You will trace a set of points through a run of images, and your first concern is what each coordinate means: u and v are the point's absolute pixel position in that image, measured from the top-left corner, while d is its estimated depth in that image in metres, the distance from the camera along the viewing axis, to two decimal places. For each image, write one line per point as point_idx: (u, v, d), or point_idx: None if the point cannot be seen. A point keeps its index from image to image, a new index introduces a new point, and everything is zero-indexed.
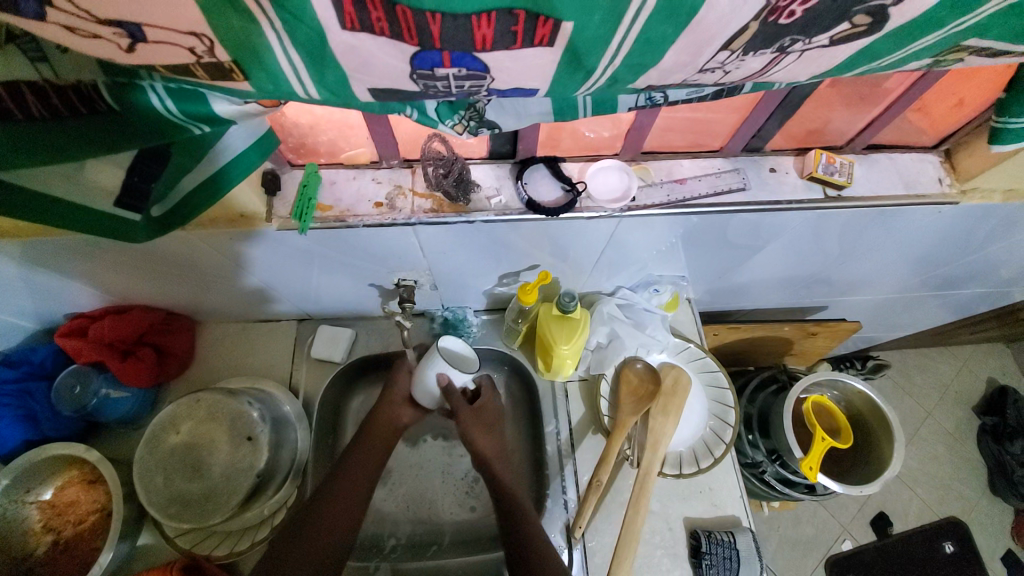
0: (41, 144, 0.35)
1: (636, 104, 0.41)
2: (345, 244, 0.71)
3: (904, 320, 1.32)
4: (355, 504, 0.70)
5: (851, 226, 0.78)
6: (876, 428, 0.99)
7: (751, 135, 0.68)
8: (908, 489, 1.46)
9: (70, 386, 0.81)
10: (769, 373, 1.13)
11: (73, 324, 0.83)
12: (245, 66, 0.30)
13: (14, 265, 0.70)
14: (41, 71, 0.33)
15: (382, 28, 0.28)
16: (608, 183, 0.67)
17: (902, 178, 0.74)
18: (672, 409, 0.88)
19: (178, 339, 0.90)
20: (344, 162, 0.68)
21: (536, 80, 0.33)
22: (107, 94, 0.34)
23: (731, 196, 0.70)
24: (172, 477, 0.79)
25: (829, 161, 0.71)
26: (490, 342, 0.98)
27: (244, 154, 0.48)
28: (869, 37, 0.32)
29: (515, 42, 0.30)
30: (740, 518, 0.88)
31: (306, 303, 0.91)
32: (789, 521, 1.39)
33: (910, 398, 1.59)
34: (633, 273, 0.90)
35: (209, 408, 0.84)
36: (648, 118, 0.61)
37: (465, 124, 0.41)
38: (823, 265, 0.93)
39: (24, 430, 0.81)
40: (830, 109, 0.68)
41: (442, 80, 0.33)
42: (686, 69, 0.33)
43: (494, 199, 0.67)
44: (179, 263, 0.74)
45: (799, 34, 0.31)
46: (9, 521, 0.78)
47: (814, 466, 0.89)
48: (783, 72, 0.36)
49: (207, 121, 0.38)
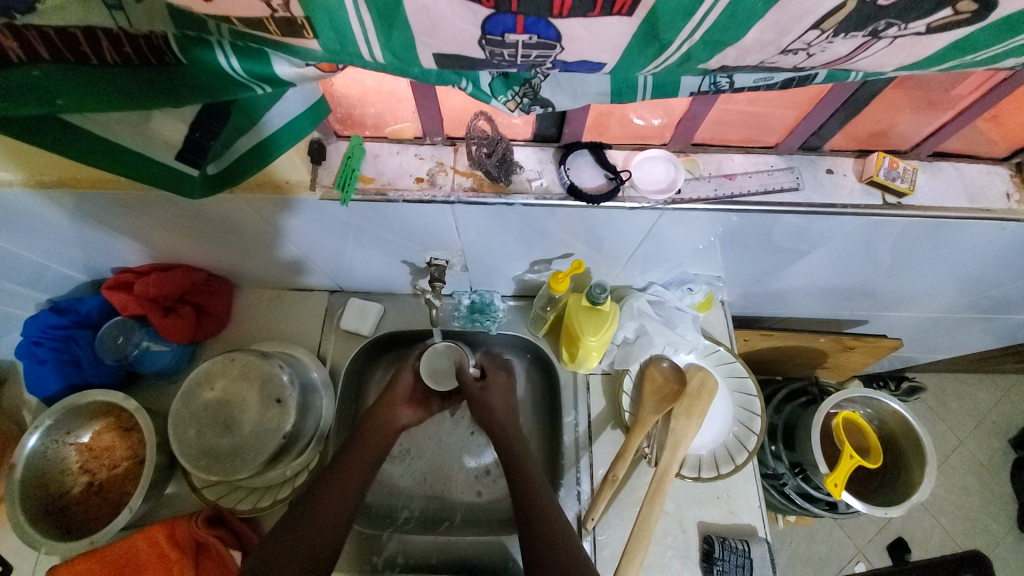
0: (112, 89, 0.36)
1: (698, 89, 0.40)
2: (383, 218, 0.71)
3: (948, 342, 1.26)
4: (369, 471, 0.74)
5: (905, 237, 0.73)
6: (908, 452, 0.95)
7: (811, 132, 0.65)
8: (931, 518, 1.40)
9: (113, 337, 0.87)
10: (799, 385, 1.09)
11: (121, 278, 0.87)
12: (316, 22, 0.30)
13: (67, 218, 0.74)
14: (116, 19, 0.33)
15: None
16: (653, 174, 0.66)
17: (968, 190, 0.69)
18: (696, 411, 0.86)
19: (217, 301, 0.93)
20: (388, 136, 0.68)
21: (606, 54, 0.32)
22: (176, 46, 0.34)
23: (782, 196, 0.67)
24: (204, 430, 0.82)
25: (891, 165, 0.67)
26: (516, 329, 0.97)
27: (296, 120, 0.49)
28: (969, 27, 0.30)
29: (594, 9, 0.28)
30: (757, 528, 0.86)
31: (339, 276, 0.93)
32: (802, 537, 1.35)
33: (943, 424, 1.52)
34: (667, 270, 0.88)
35: (242, 367, 0.86)
36: (703, 107, 0.59)
37: (518, 100, 0.40)
38: (869, 277, 0.89)
39: (65, 375, 0.87)
40: (898, 111, 0.64)
41: (510, 48, 0.32)
42: (767, 50, 0.32)
43: (535, 181, 0.66)
44: (223, 226, 0.76)
45: (894, 18, 0.29)
46: (49, 459, 0.82)
47: (840, 483, 0.86)
48: (869, 60, 0.33)
49: (269, 82, 0.38)
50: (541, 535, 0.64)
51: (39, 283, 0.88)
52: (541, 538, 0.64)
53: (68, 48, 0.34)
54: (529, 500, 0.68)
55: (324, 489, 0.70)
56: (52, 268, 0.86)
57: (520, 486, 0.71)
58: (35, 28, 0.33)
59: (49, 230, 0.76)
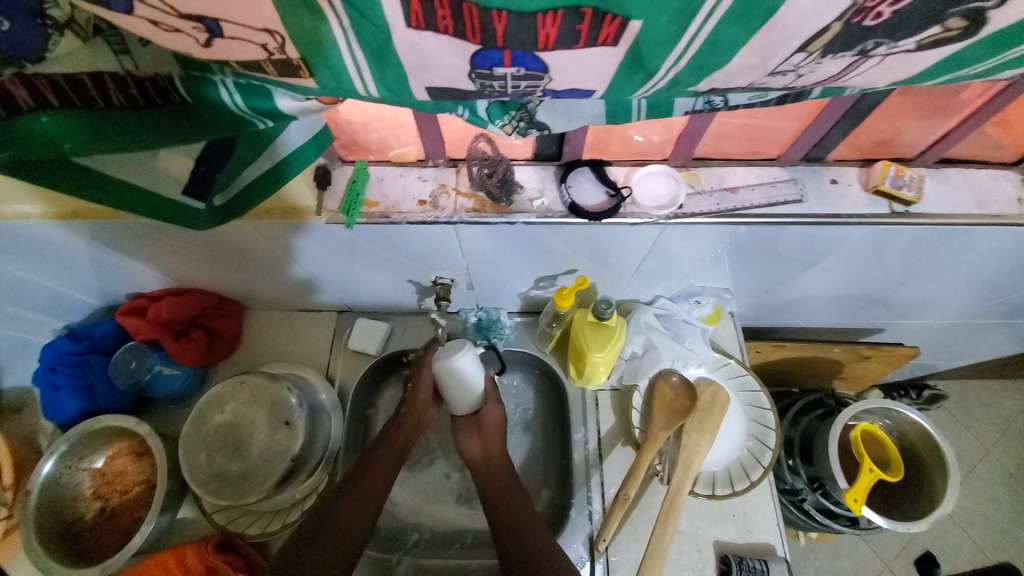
0: (117, 130, 0.38)
1: (694, 109, 0.40)
2: (388, 240, 0.72)
3: (967, 348, 1.22)
4: (375, 495, 0.73)
5: (915, 244, 0.72)
6: (930, 463, 0.92)
7: (812, 143, 0.65)
8: (961, 531, 1.35)
9: (126, 361, 0.87)
10: (816, 396, 1.07)
11: (134, 303, 0.88)
12: (311, 63, 0.31)
13: (84, 245, 0.76)
14: (123, 63, 0.35)
15: (446, 26, 0.28)
16: (654, 189, 0.66)
17: (976, 195, 0.68)
18: (708, 427, 0.84)
19: (228, 324, 0.94)
20: (392, 159, 0.69)
21: (595, 81, 0.33)
22: (181, 85, 0.36)
23: (786, 208, 0.66)
24: (214, 455, 0.83)
25: (896, 173, 0.66)
26: (523, 345, 0.97)
27: (300, 150, 0.50)
28: (960, 43, 0.30)
29: (578, 41, 0.29)
30: (775, 548, 0.84)
31: (347, 295, 0.94)
32: (826, 555, 1.30)
33: (968, 433, 1.47)
34: (674, 283, 0.87)
35: (252, 391, 0.87)
36: (702, 122, 0.59)
37: (515, 124, 0.41)
38: (880, 286, 0.88)
39: (81, 401, 0.88)
40: (900, 119, 0.63)
41: (499, 80, 0.32)
42: (755, 72, 0.32)
43: (536, 201, 0.66)
44: (232, 251, 0.78)
45: (883, 37, 0.29)
46: (63, 484, 0.83)
47: (860, 499, 0.83)
48: (861, 77, 0.33)
49: (271, 116, 0.40)
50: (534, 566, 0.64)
51: (57, 310, 0.90)
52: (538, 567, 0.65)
53: (77, 94, 0.35)
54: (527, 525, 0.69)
55: (340, 508, 0.70)
56: (69, 295, 0.88)
57: (513, 513, 0.71)
58: (44, 76, 0.34)
59: (66, 258, 0.78)
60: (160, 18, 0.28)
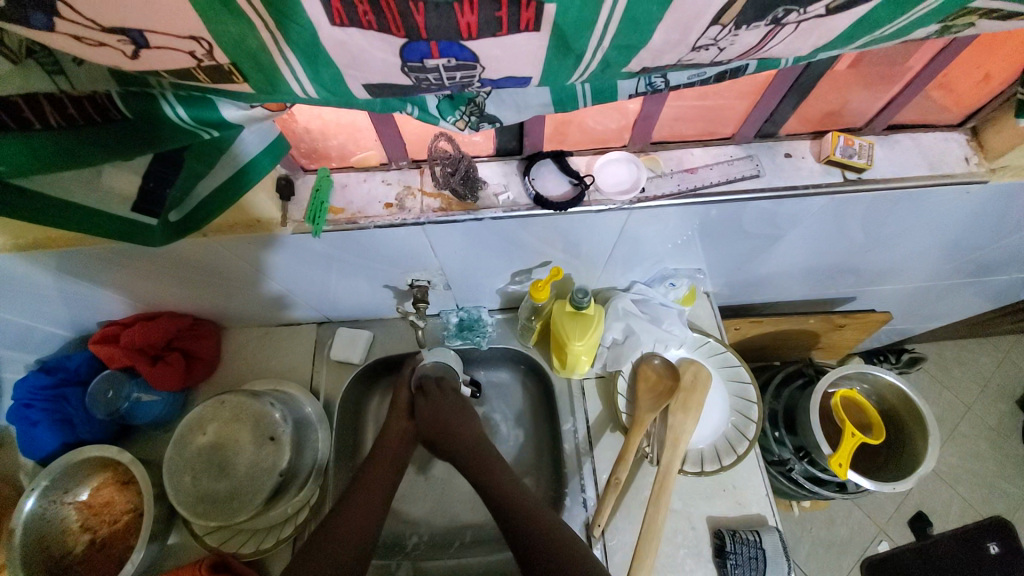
0: (62, 151, 0.37)
1: (636, 91, 0.41)
2: (359, 246, 0.72)
3: (938, 309, 1.26)
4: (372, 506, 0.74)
5: (874, 210, 0.74)
6: (909, 422, 0.95)
7: (764, 119, 0.67)
8: (948, 487, 1.39)
9: (102, 392, 0.84)
10: (795, 367, 1.09)
11: (106, 331, 0.87)
12: (243, 68, 0.31)
13: (48, 275, 0.74)
14: (58, 84, 0.35)
15: (369, 22, 0.28)
16: (616, 175, 0.67)
17: (925, 158, 0.71)
18: (692, 405, 0.86)
19: (206, 344, 0.93)
20: (354, 165, 0.69)
21: (528, 67, 0.33)
22: (122, 103, 0.36)
23: (746, 183, 0.68)
24: (199, 476, 0.82)
25: (847, 143, 0.68)
26: (506, 342, 0.97)
27: (257, 159, 0.50)
28: (868, 4, 0.31)
29: (501, 29, 0.29)
30: (767, 517, 0.86)
31: (325, 306, 0.93)
32: (822, 522, 1.33)
33: (948, 392, 1.52)
34: (648, 267, 0.89)
35: (233, 409, 0.86)
36: (655, 106, 0.61)
37: (466, 120, 0.42)
38: (847, 254, 0.90)
39: (61, 434, 0.86)
40: (846, 90, 0.66)
41: (433, 72, 0.33)
42: (679, 48, 0.33)
43: (502, 195, 0.67)
44: (204, 271, 0.77)
45: (791, 5, 0.30)
46: (49, 520, 0.80)
47: (844, 462, 0.85)
48: (782, 46, 0.34)
49: (216, 126, 0.40)
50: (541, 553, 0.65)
51: (25, 345, 0.88)
52: (550, 556, 0.65)
53: (10, 115, 0.35)
54: (524, 509, 0.70)
55: (341, 517, 0.72)
56: (38, 329, 0.86)
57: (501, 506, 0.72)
58: None
59: (29, 292, 0.76)
60: (82, 33, 0.28)
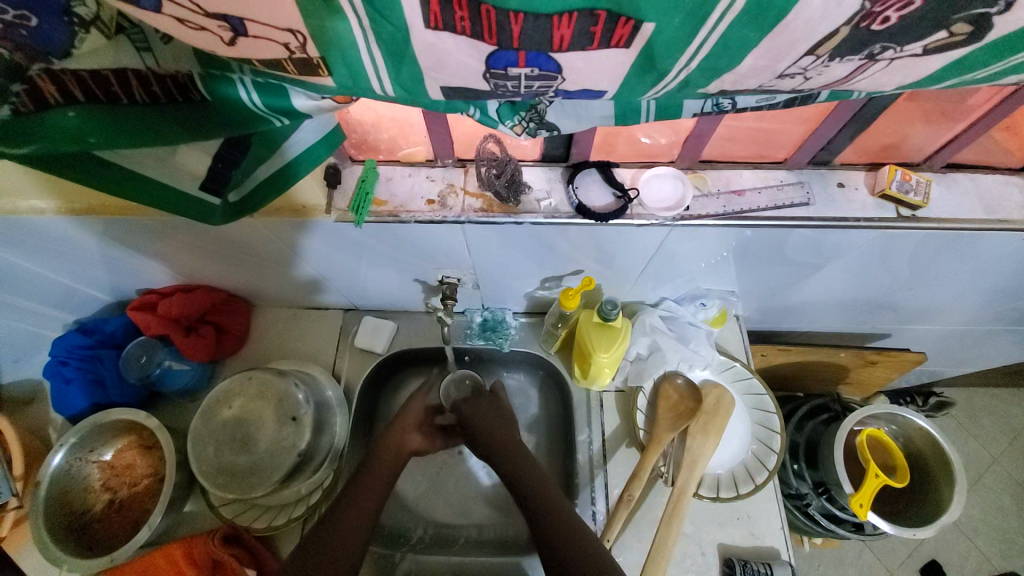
0: (145, 125, 0.39)
1: (702, 111, 0.41)
2: (396, 239, 0.73)
3: (976, 354, 1.21)
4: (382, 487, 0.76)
5: (924, 249, 0.72)
6: (936, 469, 0.91)
7: (820, 147, 0.65)
8: (966, 540, 1.34)
9: (136, 356, 0.89)
10: (820, 401, 1.06)
11: (145, 299, 0.90)
12: (331, 62, 0.32)
13: (99, 240, 0.76)
14: (145, 60, 0.36)
15: (463, 27, 0.29)
16: (661, 191, 0.66)
17: (984, 200, 0.68)
18: (712, 429, 0.84)
19: (237, 320, 0.96)
20: (401, 159, 0.70)
21: (607, 82, 0.33)
22: (201, 84, 0.38)
23: (792, 211, 0.67)
24: (222, 448, 0.84)
25: (904, 177, 0.66)
26: (528, 346, 0.97)
27: (312, 147, 0.52)
28: (966, 48, 0.30)
29: (592, 43, 0.29)
30: (779, 551, 0.83)
31: (353, 294, 0.95)
32: (830, 561, 1.30)
33: (975, 441, 1.46)
34: (680, 285, 0.88)
35: (259, 386, 0.88)
36: (709, 125, 0.60)
37: (524, 125, 0.42)
38: (888, 290, 0.87)
39: (90, 394, 0.89)
40: (909, 123, 0.63)
41: (513, 80, 0.33)
42: (763, 75, 0.32)
43: (544, 201, 0.67)
44: (244, 249, 0.79)
45: (889, 41, 0.29)
46: (73, 475, 0.83)
47: (865, 503, 0.83)
48: (867, 81, 0.34)
49: (286, 114, 0.41)
50: (563, 544, 0.67)
51: (68, 303, 0.91)
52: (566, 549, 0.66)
53: (101, 89, 0.37)
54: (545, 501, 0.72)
55: (350, 500, 0.73)
56: (80, 289, 0.89)
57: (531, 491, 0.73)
58: (69, 71, 0.35)
59: (76, 253, 0.79)
60: (188, 16, 0.29)
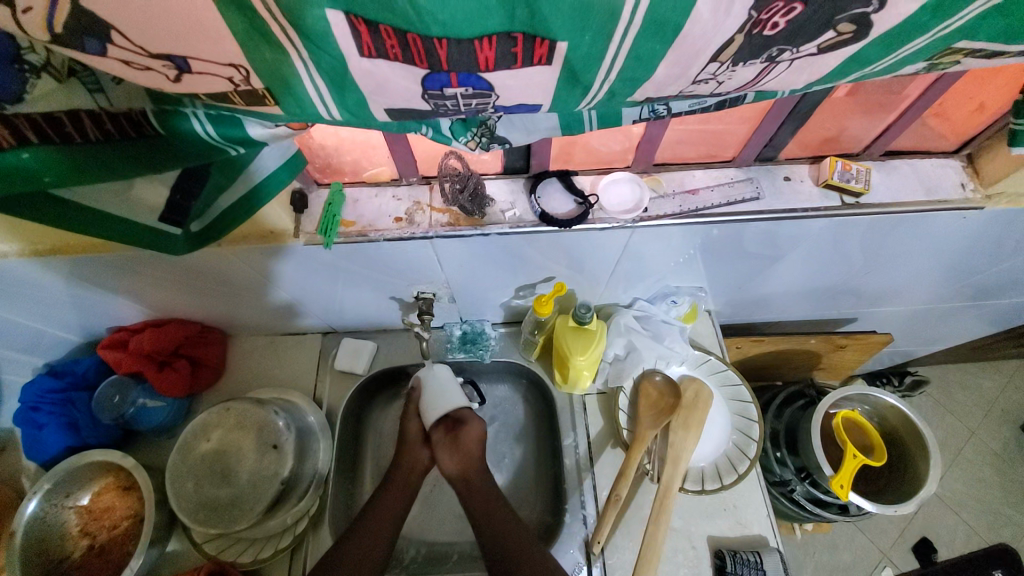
0: (101, 163, 0.39)
1: (639, 117, 0.43)
2: (368, 259, 0.74)
3: (941, 331, 1.27)
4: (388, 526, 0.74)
5: (874, 234, 0.76)
6: (911, 446, 0.94)
7: (764, 144, 0.69)
8: (951, 513, 1.38)
9: (109, 396, 0.87)
10: (796, 387, 1.09)
11: (116, 336, 0.88)
12: (277, 94, 0.34)
13: (63, 281, 0.76)
14: (98, 101, 0.37)
15: (395, 53, 0.31)
16: (620, 195, 0.69)
17: (922, 184, 0.73)
18: (693, 423, 0.87)
19: (213, 351, 0.95)
20: (366, 180, 0.71)
21: (539, 96, 0.35)
22: (154, 119, 0.38)
23: (745, 206, 0.70)
24: (202, 482, 0.82)
25: (845, 167, 0.70)
26: (508, 355, 0.98)
27: (274, 173, 0.53)
28: (857, 44, 0.33)
29: (516, 62, 0.32)
30: (767, 538, 0.85)
31: (330, 316, 0.95)
32: (824, 547, 1.32)
33: (950, 415, 1.51)
34: (650, 285, 0.90)
35: (238, 417, 0.87)
36: (658, 129, 0.63)
37: (477, 140, 0.44)
38: (848, 276, 0.91)
39: (67, 438, 0.86)
40: (845, 116, 0.68)
41: (451, 99, 0.35)
42: (680, 81, 0.35)
43: (508, 212, 0.69)
44: (215, 279, 0.79)
45: (784, 44, 0.32)
46: (49, 524, 0.81)
47: (846, 484, 0.85)
48: (776, 80, 0.37)
49: (242, 143, 0.43)
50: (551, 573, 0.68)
51: (36, 349, 0.89)
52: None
53: (54, 130, 0.37)
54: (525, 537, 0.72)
55: (353, 539, 0.72)
56: (48, 333, 0.88)
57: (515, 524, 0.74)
58: (23, 115, 0.36)
59: (40, 296, 0.78)
60: (131, 58, 0.30)
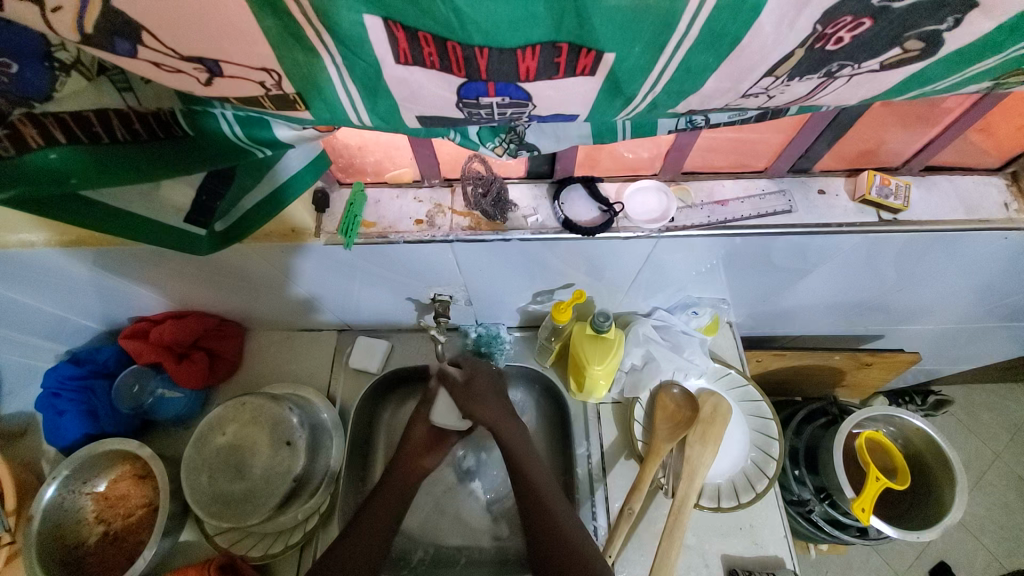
0: (130, 164, 0.39)
1: (676, 127, 0.42)
2: (387, 259, 0.73)
3: (970, 352, 1.22)
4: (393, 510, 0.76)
5: (908, 250, 0.73)
6: (936, 470, 0.91)
7: (798, 155, 0.67)
8: (973, 538, 1.33)
9: (129, 385, 0.89)
10: (818, 404, 1.06)
11: (137, 327, 0.89)
12: (307, 97, 0.33)
13: (88, 270, 0.77)
14: (127, 100, 0.38)
15: (432, 61, 0.30)
16: (646, 204, 0.67)
17: (963, 201, 0.69)
18: (711, 437, 0.84)
19: (230, 345, 0.95)
20: (388, 181, 0.71)
21: (577, 106, 0.34)
22: (183, 119, 0.39)
23: (775, 218, 0.68)
24: (216, 476, 0.83)
25: (883, 182, 0.67)
26: (523, 360, 0.97)
27: (299, 173, 0.53)
28: (922, 62, 0.31)
29: (558, 72, 0.31)
30: (784, 560, 0.83)
31: (347, 314, 0.95)
32: (837, 567, 1.28)
33: (975, 438, 1.46)
34: (670, 294, 0.88)
35: (253, 412, 0.87)
36: (688, 139, 0.61)
37: (505, 146, 0.42)
38: (877, 292, 0.88)
39: (85, 424, 0.88)
40: (885, 129, 0.65)
41: (485, 108, 0.34)
42: (728, 95, 0.33)
43: (531, 217, 0.68)
44: (235, 274, 0.79)
45: (846, 60, 0.31)
46: (66, 509, 0.82)
47: (867, 508, 0.82)
48: (831, 95, 0.35)
49: (269, 145, 0.43)
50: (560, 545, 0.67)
51: (60, 335, 0.91)
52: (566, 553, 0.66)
53: (82, 129, 0.37)
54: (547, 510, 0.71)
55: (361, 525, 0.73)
56: (71, 320, 0.89)
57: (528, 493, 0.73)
58: (52, 114, 0.36)
59: (66, 284, 0.79)
60: (163, 60, 0.30)
